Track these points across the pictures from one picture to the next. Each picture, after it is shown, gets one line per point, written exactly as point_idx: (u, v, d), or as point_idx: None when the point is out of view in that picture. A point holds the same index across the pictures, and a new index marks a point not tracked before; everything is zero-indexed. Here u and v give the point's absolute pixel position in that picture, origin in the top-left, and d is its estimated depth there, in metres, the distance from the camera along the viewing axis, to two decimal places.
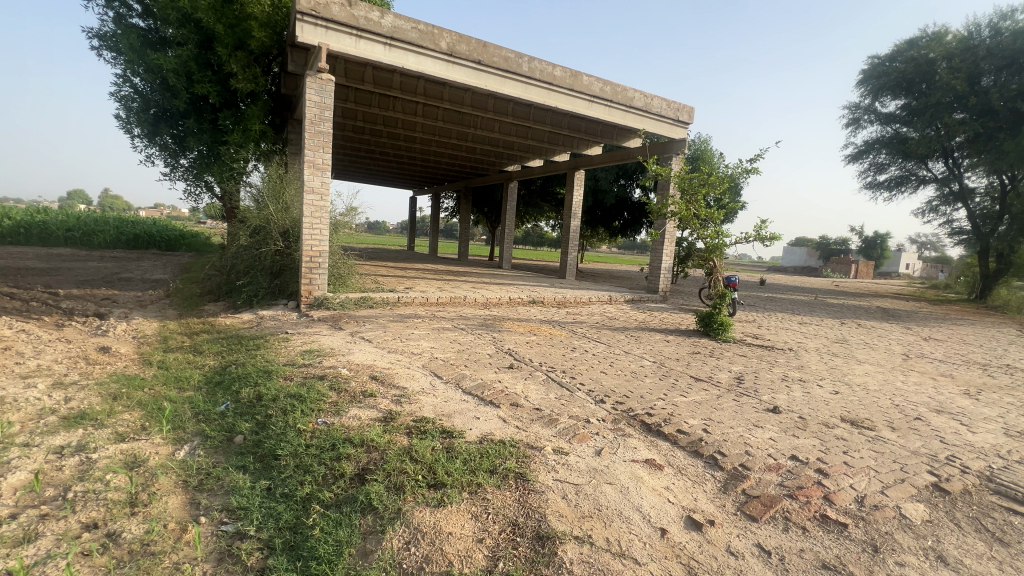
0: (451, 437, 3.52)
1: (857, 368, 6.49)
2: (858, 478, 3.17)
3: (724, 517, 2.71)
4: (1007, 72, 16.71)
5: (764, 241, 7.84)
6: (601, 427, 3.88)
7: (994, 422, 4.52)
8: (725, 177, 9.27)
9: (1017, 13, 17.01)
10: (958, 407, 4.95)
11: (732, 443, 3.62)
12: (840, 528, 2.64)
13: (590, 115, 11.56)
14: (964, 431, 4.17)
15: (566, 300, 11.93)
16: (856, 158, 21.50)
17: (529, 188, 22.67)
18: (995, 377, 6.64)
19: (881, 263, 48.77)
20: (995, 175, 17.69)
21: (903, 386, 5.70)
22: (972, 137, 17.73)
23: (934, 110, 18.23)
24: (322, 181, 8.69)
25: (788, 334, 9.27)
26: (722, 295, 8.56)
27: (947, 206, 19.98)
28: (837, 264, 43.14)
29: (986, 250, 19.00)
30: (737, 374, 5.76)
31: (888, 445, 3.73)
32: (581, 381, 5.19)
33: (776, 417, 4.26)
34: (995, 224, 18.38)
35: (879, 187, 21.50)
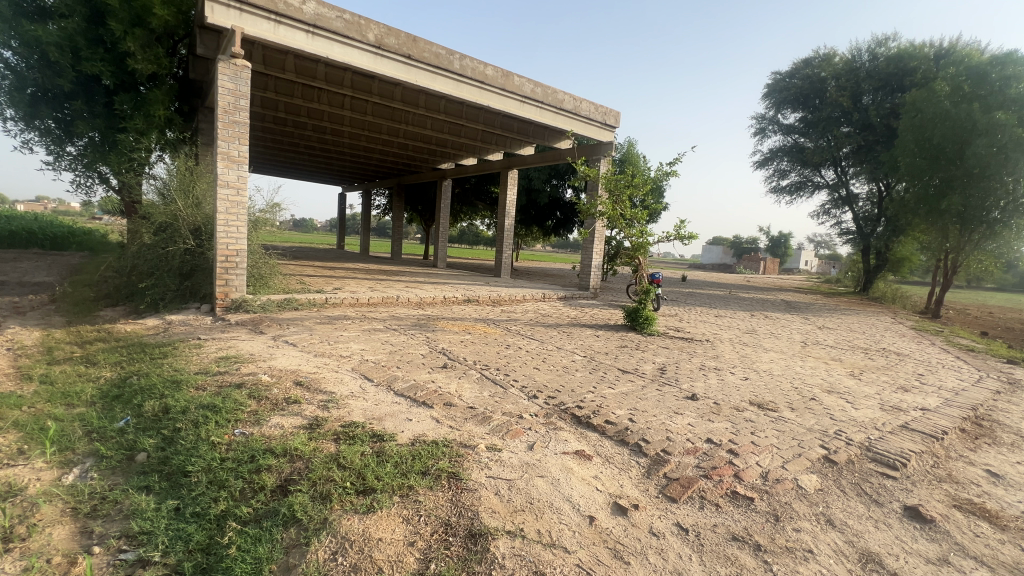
0: (382, 441, 3.42)
1: (763, 356, 7.14)
2: (763, 455, 3.49)
3: (648, 501, 2.87)
4: (882, 92, 19.28)
5: (684, 240, 8.38)
6: (533, 422, 3.96)
7: (872, 398, 5.19)
8: (648, 179, 9.78)
9: (889, 41, 19.56)
10: (844, 386, 5.61)
11: (655, 430, 3.84)
12: (747, 502, 2.89)
13: (522, 115, 11.71)
14: (849, 407, 4.74)
15: (501, 299, 12.02)
16: (764, 164, 23.60)
17: (463, 186, 22.53)
18: (874, 359, 7.59)
19: (785, 261, 53.98)
20: (874, 183, 20.13)
21: (800, 370, 6.37)
22: (856, 148, 20.07)
23: (826, 123, 20.41)
24: (239, 175, 8.08)
25: (705, 326, 10.00)
26: (646, 291, 9.03)
27: (837, 209, 22.46)
28: (749, 261, 47.10)
29: (868, 248, 21.65)
30: (660, 366, 6.12)
31: (787, 424, 4.14)
32: (514, 377, 5.26)
33: (694, 403, 4.59)
34: (875, 226, 20.86)
35: (782, 192, 23.74)
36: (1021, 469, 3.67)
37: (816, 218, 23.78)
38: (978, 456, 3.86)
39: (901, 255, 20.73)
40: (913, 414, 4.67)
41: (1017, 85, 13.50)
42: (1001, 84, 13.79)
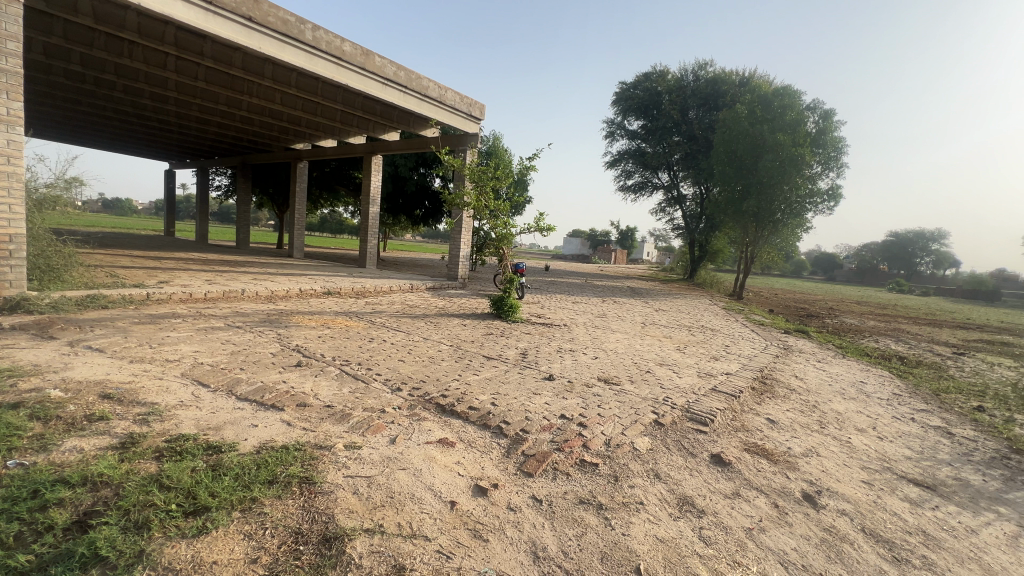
0: (219, 453, 3.02)
1: (611, 337, 7.99)
2: (607, 425, 3.92)
3: (506, 479, 3.02)
4: (703, 109, 22.72)
5: (543, 232, 8.89)
6: (396, 415, 3.88)
7: (692, 367, 6.18)
8: (510, 172, 10.15)
9: (707, 66, 23.09)
10: (672, 359, 6.57)
11: (515, 411, 4.05)
12: (592, 468, 3.23)
13: (384, 98, 11.18)
14: (675, 377, 5.58)
15: (365, 290, 11.46)
16: (613, 165, 26.13)
17: (322, 170, 20.79)
18: (695, 334, 8.99)
19: (632, 252, 60.85)
20: (697, 186, 23.69)
21: (639, 347, 7.27)
22: (684, 156, 23.35)
23: (662, 132, 23.36)
24: (8, 139, 6.33)
25: (564, 312, 10.81)
26: (510, 280, 9.39)
27: (670, 208, 25.96)
28: (603, 252, 52.08)
29: (693, 242, 25.50)
30: (522, 350, 6.45)
31: (627, 395, 4.72)
32: (377, 371, 5.07)
33: (551, 383, 4.96)
34: (697, 223, 24.60)
35: (628, 190, 26.62)
36: (789, 414, 4.71)
37: (655, 215, 27.20)
38: (762, 407, 4.87)
39: (716, 248, 24.85)
40: (720, 378, 5.69)
41: (792, 112, 16.95)
42: (781, 110, 17.21)
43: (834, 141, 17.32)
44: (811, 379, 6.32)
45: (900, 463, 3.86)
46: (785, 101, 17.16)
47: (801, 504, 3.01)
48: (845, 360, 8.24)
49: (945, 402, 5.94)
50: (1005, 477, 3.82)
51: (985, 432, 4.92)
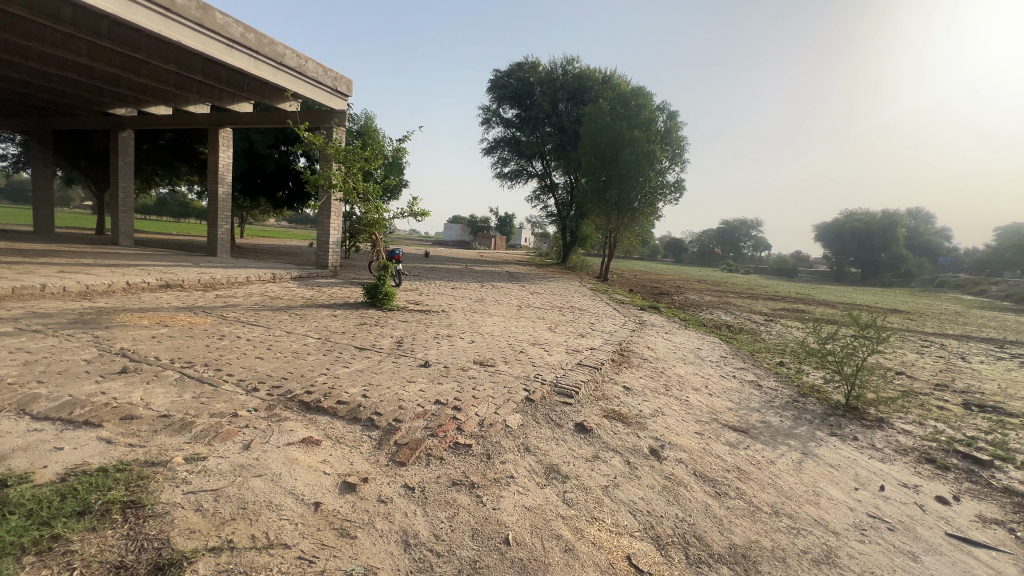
0: (4, 489, 2.41)
1: (488, 320, 8.19)
2: (481, 406, 4.01)
3: (377, 471, 2.93)
4: (571, 102, 24.10)
5: (417, 217, 8.68)
6: (252, 418, 3.50)
7: (561, 345, 6.61)
8: (379, 153, 9.64)
9: (575, 61, 24.48)
10: (544, 338, 6.95)
11: (388, 401, 3.93)
12: (466, 449, 3.28)
13: (230, 62, 9.79)
14: (545, 355, 5.92)
15: (216, 282, 10.10)
16: (490, 152, 26.49)
17: (154, 142, 17.65)
18: (565, 314, 9.63)
19: (510, 238, 62.86)
20: (568, 176, 25.19)
21: (514, 329, 7.56)
22: (555, 146, 24.60)
23: (535, 122, 24.28)
24: None
25: (442, 298, 10.76)
26: (385, 267, 9.03)
27: (544, 196, 27.25)
28: (484, 239, 52.86)
29: (565, 228, 27.18)
30: (397, 339, 6.27)
31: (501, 375, 4.88)
32: (228, 372, 4.50)
33: (426, 369, 4.91)
34: (568, 211, 26.23)
35: (505, 178, 27.27)
36: (641, 381, 5.32)
37: (530, 202, 28.32)
38: (620, 376, 5.41)
39: (585, 233, 26.79)
40: (584, 353, 6.19)
41: (646, 111, 18.84)
42: (637, 109, 19.02)
43: (679, 140, 19.76)
44: (660, 349, 7.21)
45: (724, 414, 4.61)
46: (640, 100, 18.97)
47: (647, 458, 3.43)
48: (686, 330, 9.54)
49: (756, 360, 7.25)
50: (794, 416, 4.80)
51: (782, 381, 6.12)
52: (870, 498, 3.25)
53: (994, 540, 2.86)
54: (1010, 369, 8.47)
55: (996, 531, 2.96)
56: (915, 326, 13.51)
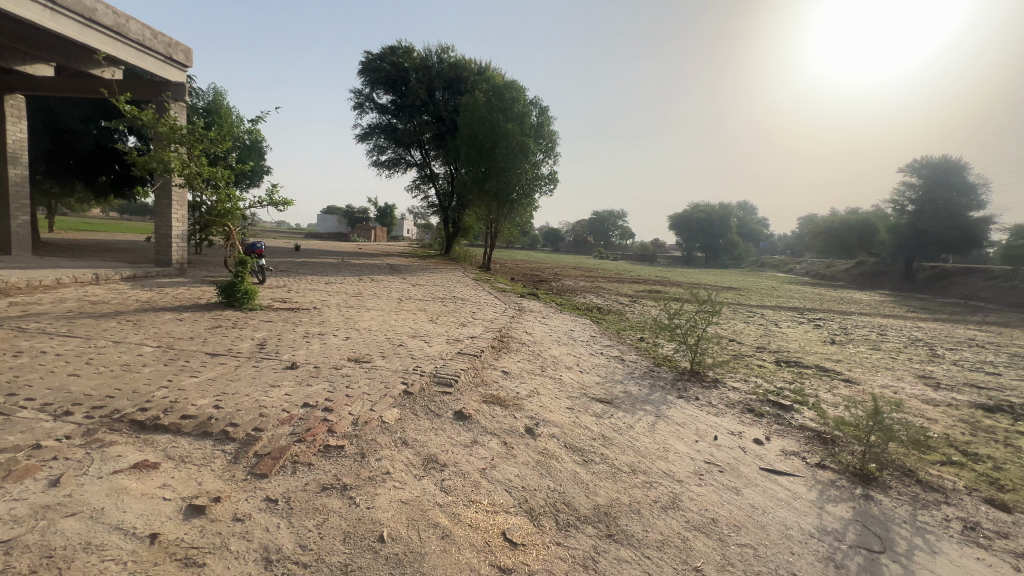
0: None
1: (365, 315, 7.83)
2: (355, 404, 3.83)
3: (232, 488, 2.64)
4: (448, 92, 23.83)
5: (277, 206, 7.89)
6: (65, 447, 2.91)
7: (442, 336, 6.59)
8: (226, 134, 8.49)
9: (450, 50, 24.18)
10: (424, 330, 6.85)
11: (247, 410, 3.55)
12: (338, 451, 3.11)
13: (17, 13, 7.81)
14: (425, 346, 5.85)
15: (11, 287, 8.12)
16: (364, 138, 25.10)
17: None
18: (447, 305, 9.61)
19: (392, 230, 60.77)
20: (448, 166, 24.98)
21: (394, 322, 7.34)
22: (434, 136, 24.18)
23: (411, 109, 23.57)
24: None
25: (314, 294, 10.00)
26: (243, 262, 8.08)
27: (424, 185, 26.73)
28: (363, 230, 50.24)
29: (447, 219, 27.03)
30: (259, 341, 5.68)
31: (377, 371, 4.70)
32: (28, 396, 3.66)
33: (293, 371, 4.54)
34: (450, 201, 26.10)
35: (382, 166, 26.12)
36: (519, 364, 5.55)
37: (410, 192, 27.56)
38: (499, 362, 5.58)
39: (467, 224, 26.93)
40: (465, 342, 6.25)
41: (520, 105, 19.45)
42: (512, 102, 19.53)
43: (551, 134, 20.74)
44: (538, 333, 7.58)
45: (592, 388, 5.03)
46: (514, 94, 19.49)
47: (522, 437, 3.59)
48: (562, 314, 10.17)
49: (621, 337, 8.02)
50: (650, 384, 5.42)
51: (641, 354, 6.87)
52: (706, 447, 3.82)
53: (792, 467, 3.55)
54: (806, 330, 10.60)
55: (793, 460, 3.67)
56: (743, 299, 16.16)
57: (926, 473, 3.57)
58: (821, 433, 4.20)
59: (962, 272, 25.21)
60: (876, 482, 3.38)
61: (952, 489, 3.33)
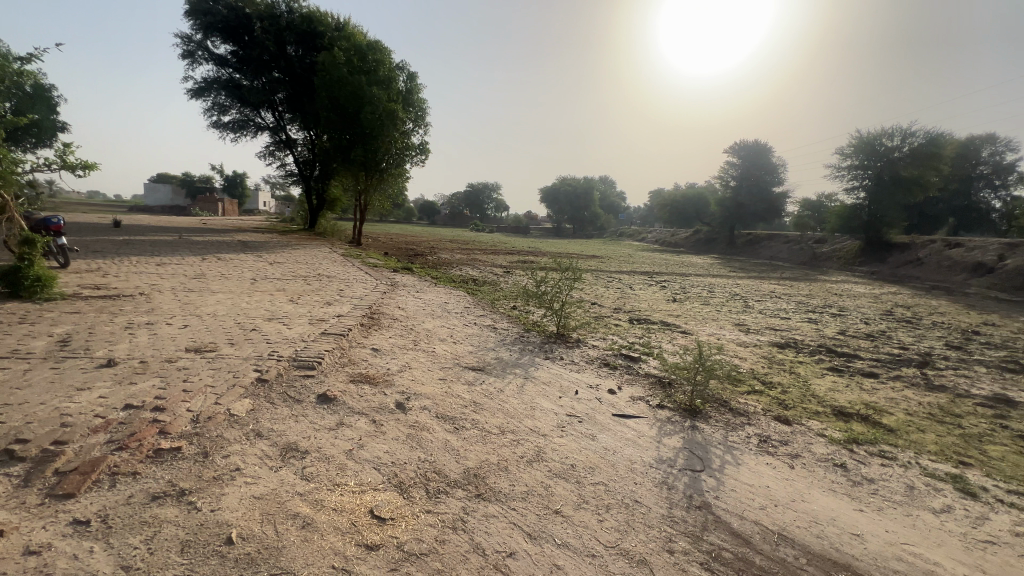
0: None
1: (209, 299, 6.86)
2: (195, 399, 3.37)
3: (23, 516, 2.15)
4: (302, 47, 21.38)
5: (76, 170, 6.40)
6: None
7: (304, 317, 6.09)
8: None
9: None
10: (283, 312, 6.26)
11: (43, 422, 2.90)
12: (173, 453, 2.72)
13: None
14: (284, 329, 5.36)
15: None
16: (199, 95, 21.43)
17: None
18: (310, 284, 8.86)
19: (243, 202, 53.84)
20: (307, 131, 22.63)
21: (246, 305, 6.56)
22: (289, 96, 21.65)
23: (258, 64, 20.70)
24: None
25: (141, 278, 8.44)
26: (31, 241, 6.44)
27: (280, 152, 23.94)
28: (206, 202, 43.64)
29: (310, 190, 24.65)
30: (60, 337, 4.64)
31: (224, 360, 4.18)
32: None
33: (110, 369, 3.81)
34: (312, 170, 23.79)
35: (224, 129, 22.67)
36: (390, 340, 5.40)
37: (263, 159, 24.47)
38: (368, 339, 5.35)
39: (333, 196, 24.92)
40: (330, 322, 5.85)
41: (384, 68, 18.31)
42: (375, 65, 18.29)
43: (420, 102, 20.01)
44: (411, 307, 7.43)
45: (465, 358, 5.12)
46: (378, 56, 18.27)
47: (393, 413, 3.52)
48: (437, 287, 10.08)
49: (494, 306, 8.24)
50: (520, 349, 5.70)
51: (513, 322, 7.16)
52: (569, 401, 4.17)
53: (637, 410, 4.05)
54: (654, 291, 12.05)
55: (639, 404, 4.20)
56: (604, 267, 17.71)
57: (736, 402, 4.36)
58: (661, 378, 4.85)
59: (768, 237, 30.76)
60: (700, 414, 4.03)
61: (753, 412, 4.12)
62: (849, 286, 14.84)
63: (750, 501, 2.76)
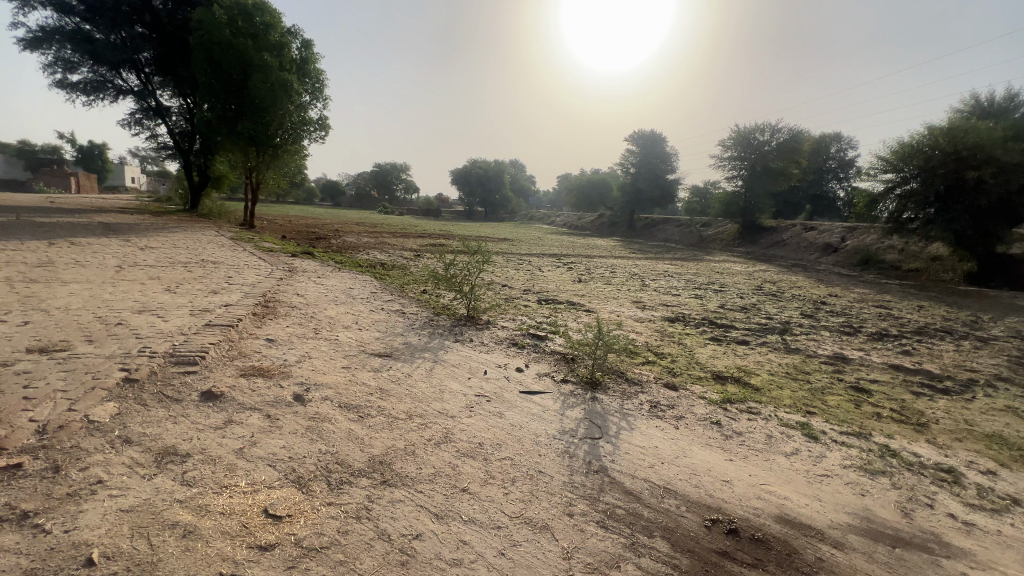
0: None
1: (60, 290, 5.85)
2: (41, 408, 2.88)
3: None
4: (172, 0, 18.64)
5: None
6: None
7: (184, 307, 5.44)
8: None
9: None
10: (157, 303, 5.53)
11: None
12: (13, 472, 2.32)
13: None
14: (158, 322, 4.75)
15: None
16: (36, 47, 17.80)
17: None
18: (190, 271, 7.92)
19: (103, 178, 46.38)
20: (182, 98, 19.91)
21: (109, 297, 5.69)
22: (158, 56, 18.83)
23: (114, 15, 17.66)
24: None
25: None
26: None
27: (149, 120, 20.81)
28: (53, 177, 36.86)
29: (189, 165, 21.80)
30: None
31: (79, 361, 3.61)
32: None
33: None
34: (191, 142, 21.02)
35: (73, 90, 19.13)
36: (288, 329, 5.04)
37: (127, 128, 21.10)
38: (262, 330, 4.94)
39: (219, 173, 22.31)
40: (216, 312, 5.30)
41: (275, 33, 16.58)
42: (263, 28, 16.48)
43: (317, 73, 18.55)
44: (311, 294, 6.97)
45: (372, 344, 4.95)
46: (266, 18, 16.48)
47: (290, 406, 3.31)
48: (340, 272, 9.54)
49: (404, 291, 8.02)
50: (429, 333, 5.64)
51: (423, 306, 7.04)
52: (478, 381, 4.23)
53: (543, 386, 4.23)
54: (562, 272, 12.54)
55: (545, 379, 4.39)
56: (514, 249, 17.97)
57: (632, 372, 4.73)
58: (565, 355, 5.09)
59: (662, 221, 33.37)
60: (600, 385, 4.31)
61: (646, 381, 4.50)
62: (729, 265, 16.67)
63: (641, 461, 3.03)
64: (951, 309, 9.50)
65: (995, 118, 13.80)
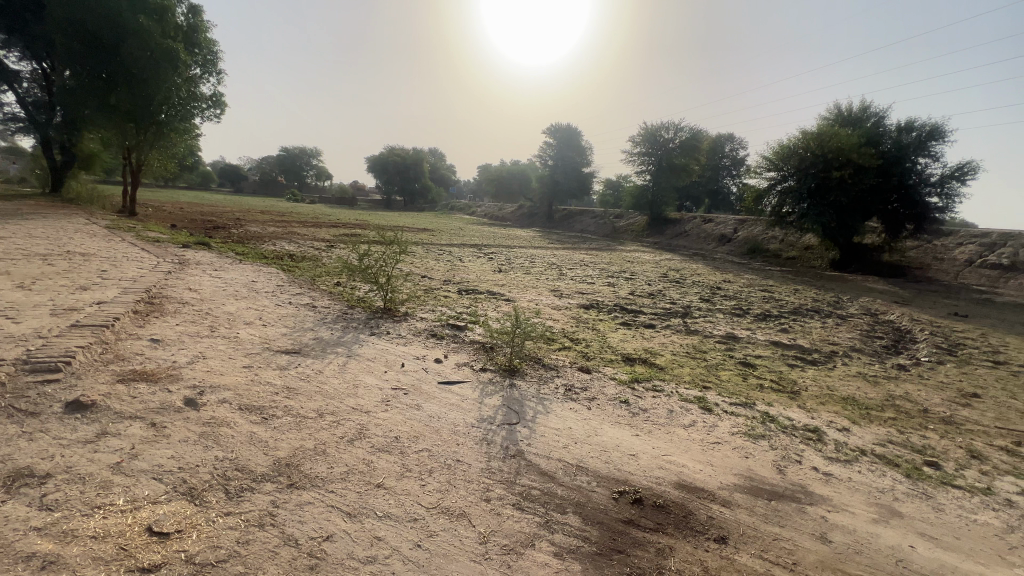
0: None
1: None
2: None
3: None
4: None
5: None
6: None
7: (43, 307, 4.67)
8: None
9: None
10: (7, 302, 4.70)
11: None
12: None
13: None
14: (7, 325, 4.03)
15: None
16: None
17: None
18: (51, 264, 6.82)
19: None
20: (35, 61, 16.91)
21: None
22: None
23: None
24: None
25: None
26: None
27: None
28: None
29: (48, 141, 18.62)
30: None
31: None
32: None
33: None
34: (49, 115, 17.94)
35: None
36: (177, 328, 4.53)
37: None
38: (145, 329, 4.40)
39: (87, 151, 19.33)
40: (85, 311, 4.62)
41: None
42: None
43: (208, 43, 16.63)
44: (206, 288, 6.33)
45: (277, 340, 4.62)
46: None
47: (180, 412, 3.00)
48: (241, 265, 8.75)
49: (314, 284, 7.55)
50: (343, 327, 5.38)
51: (336, 299, 6.69)
52: (394, 375, 4.12)
53: (462, 376, 4.23)
54: (482, 263, 12.55)
55: (464, 369, 4.38)
56: (434, 240, 17.67)
57: (548, 358, 4.88)
58: (484, 344, 5.13)
59: (579, 212, 34.65)
60: (518, 372, 4.40)
61: (562, 365, 4.68)
62: (639, 254, 17.76)
63: (556, 442, 3.15)
64: (819, 292, 10.94)
65: (853, 126, 15.95)
